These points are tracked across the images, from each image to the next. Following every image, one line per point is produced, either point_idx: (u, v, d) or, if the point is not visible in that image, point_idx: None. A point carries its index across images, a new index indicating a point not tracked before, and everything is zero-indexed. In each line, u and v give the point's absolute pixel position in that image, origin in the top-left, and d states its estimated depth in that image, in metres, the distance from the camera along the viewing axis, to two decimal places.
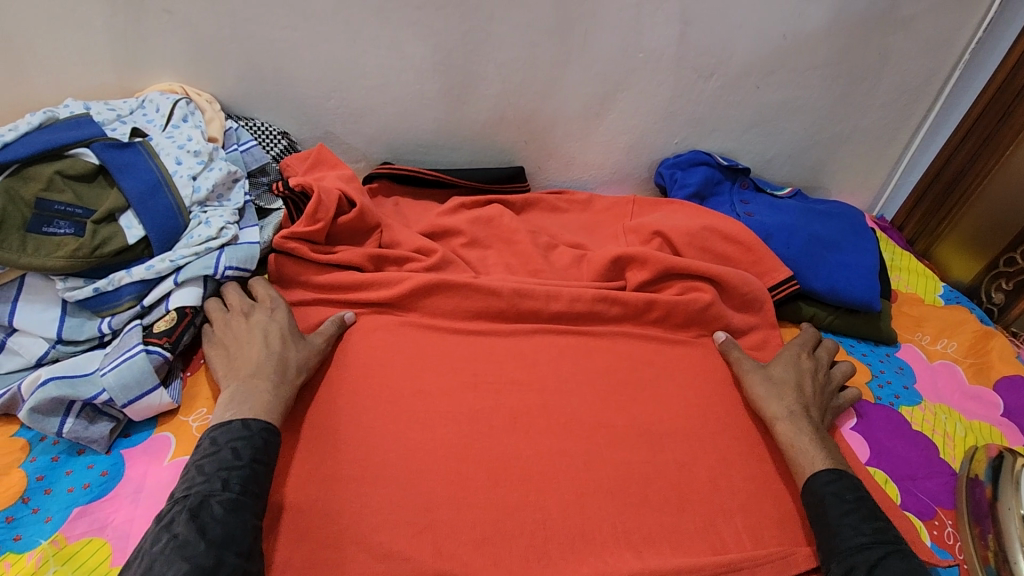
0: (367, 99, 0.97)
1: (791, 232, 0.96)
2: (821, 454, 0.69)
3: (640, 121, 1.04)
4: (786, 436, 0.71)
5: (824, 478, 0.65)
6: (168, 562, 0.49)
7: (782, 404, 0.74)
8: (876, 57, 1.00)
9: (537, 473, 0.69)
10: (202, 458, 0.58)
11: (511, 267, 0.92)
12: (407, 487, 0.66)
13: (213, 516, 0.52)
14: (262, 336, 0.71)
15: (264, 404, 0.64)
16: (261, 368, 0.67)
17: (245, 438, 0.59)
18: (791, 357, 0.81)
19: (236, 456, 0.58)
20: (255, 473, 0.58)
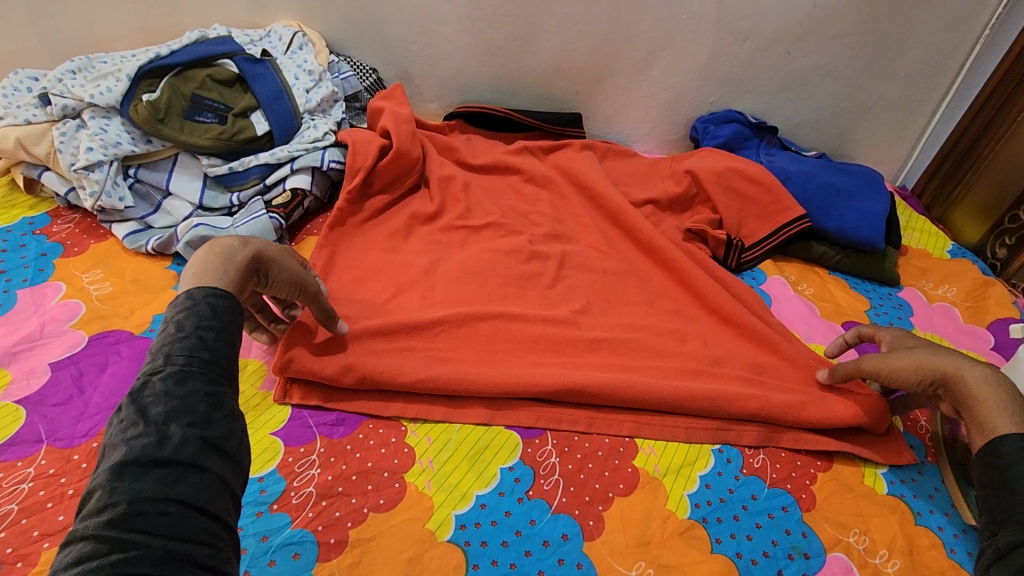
0: (445, 45, 1.14)
1: (809, 179, 1.07)
2: (1015, 408, 0.61)
3: (680, 78, 1.18)
4: (975, 385, 0.63)
5: (1018, 443, 0.56)
6: (109, 443, 0.42)
7: (953, 357, 0.67)
8: (901, 28, 1.10)
9: (568, 340, 0.83)
10: (157, 341, 0.50)
11: (557, 193, 1.07)
12: (461, 336, 0.81)
13: (153, 391, 0.44)
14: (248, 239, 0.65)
15: (228, 269, 0.55)
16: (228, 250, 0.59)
17: (186, 307, 0.50)
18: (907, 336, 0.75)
19: (178, 327, 0.48)
20: (201, 340, 0.48)
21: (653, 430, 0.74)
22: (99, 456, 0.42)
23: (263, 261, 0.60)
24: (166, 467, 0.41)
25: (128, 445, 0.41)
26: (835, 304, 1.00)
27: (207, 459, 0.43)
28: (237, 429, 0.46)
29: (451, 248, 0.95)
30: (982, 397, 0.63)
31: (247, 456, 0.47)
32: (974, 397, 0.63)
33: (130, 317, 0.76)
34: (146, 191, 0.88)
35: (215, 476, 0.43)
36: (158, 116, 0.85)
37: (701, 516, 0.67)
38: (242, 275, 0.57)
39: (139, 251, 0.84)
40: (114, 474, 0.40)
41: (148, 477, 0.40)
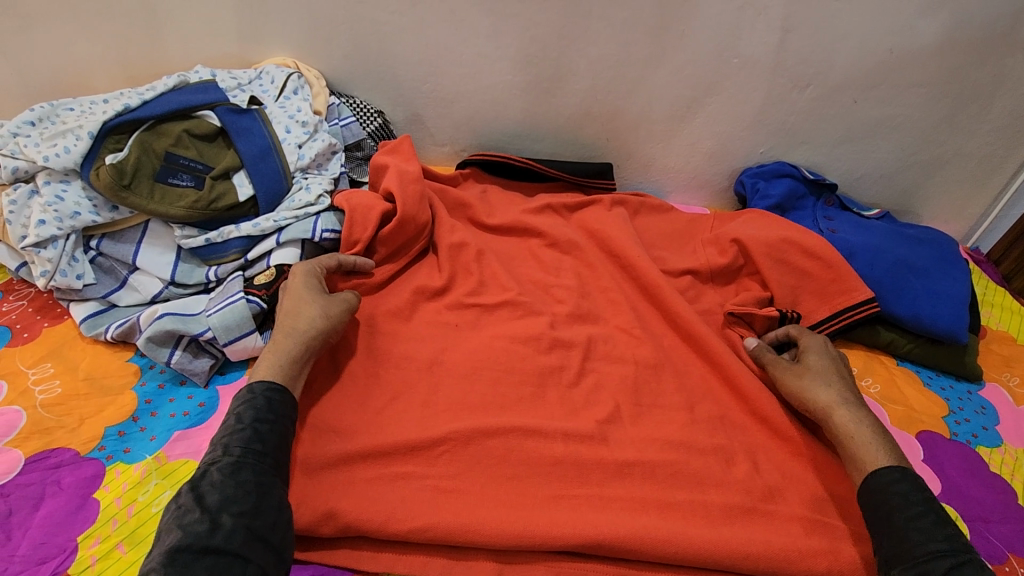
0: (460, 85, 1.01)
1: (877, 254, 0.92)
2: (884, 446, 0.66)
3: (725, 127, 1.04)
4: (842, 425, 0.69)
5: (888, 476, 0.63)
6: (170, 530, 0.51)
7: (833, 393, 0.72)
8: (991, 78, 0.95)
9: (593, 461, 0.71)
10: (218, 430, 0.60)
11: (582, 261, 0.95)
12: (468, 456, 0.69)
13: (212, 482, 0.53)
14: (283, 299, 0.72)
15: (272, 362, 0.64)
16: (281, 339, 0.66)
17: (246, 401, 0.60)
18: (820, 350, 0.78)
19: (237, 420, 0.58)
20: (256, 433, 0.58)
21: None
22: (161, 539, 0.51)
23: (313, 342, 0.67)
24: (215, 555, 0.49)
25: (185, 531, 0.50)
26: (907, 405, 0.85)
27: (251, 550, 0.51)
28: (280, 520, 0.54)
29: (460, 332, 0.83)
30: (850, 445, 0.68)
31: (286, 548, 0.54)
32: (844, 437, 0.68)
33: (78, 430, 0.65)
34: (110, 264, 0.77)
35: (257, 564, 0.51)
36: (123, 182, 0.73)
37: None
38: (294, 366, 0.65)
39: (99, 339, 0.73)
40: (169, 562, 0.48)
41: (196, 564, 0.48)
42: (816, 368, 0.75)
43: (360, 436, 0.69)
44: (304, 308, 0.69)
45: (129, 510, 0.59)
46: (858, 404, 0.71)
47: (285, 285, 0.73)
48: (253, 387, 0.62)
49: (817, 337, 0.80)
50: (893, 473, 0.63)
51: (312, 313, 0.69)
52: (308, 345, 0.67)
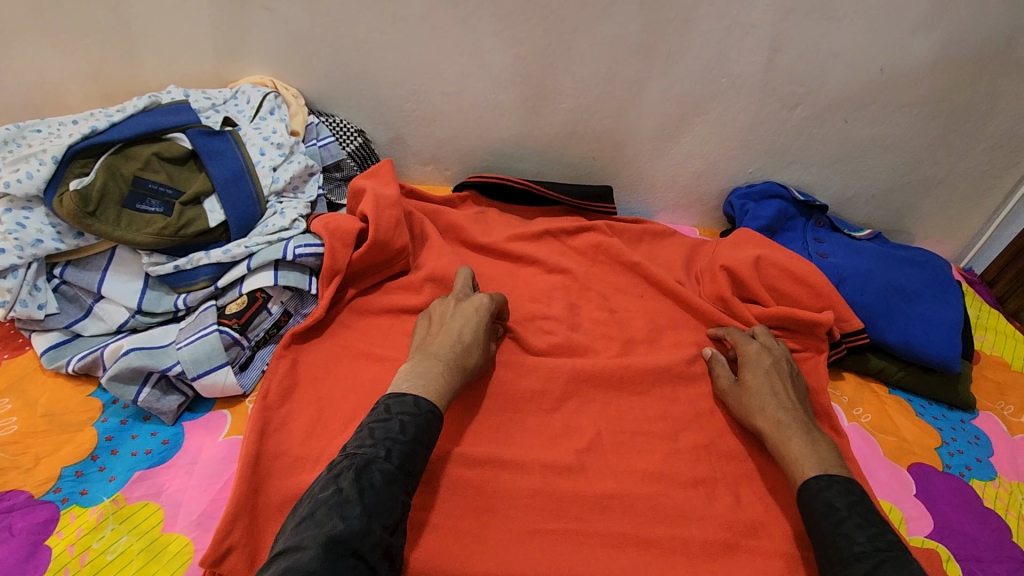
0: (443, 104, 0.99)
1: (868, 279, 0.90)
2: (814, 455, 0.67)
3: (714, 147, 1.02)
4: (773, 445, 0.70)
5: (816, 484, 0.63)
6: (328, 513, 0.51)
7: (766, 409, 0.73)
8: (984, 98, 0.93)
9: (571, 494, 0.69)
10: (375, 422, 0.60)
11: (566, 285, 0.93)
12: (441, 491, 0.67)
13: (375, 484, 0.54)
14: (450, 321, 0.75)
15: (438, 375, 0.67)
16: (446, 350, 0.70)
17: (413, 413, 0.61)
18: (757, 362, 0.78)
19: (402, 429, 0.59)
20: (414, 450, 0.59)
21: None
22: (308, 514, 0.51)
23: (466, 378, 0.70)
24: (359, 561, 0.49)
25: (342, 522, 0.50)
26: (899, 436, 0.83)
27: (381, 567, 0.52)
28: (401, 545, 0.55)
29: None
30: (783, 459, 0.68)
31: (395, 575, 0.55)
32: (779, 457, 0.69)
33: (33, 470, 0.62)
34: (74, 293, 0.75)
35: None
36: (87, 209, 0.70)
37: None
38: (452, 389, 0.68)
39: (60, 371, 0.71)
40: (325, 549, 0.48)
41: (344, 563, 0.48)
42: (757, 384, 0.75)
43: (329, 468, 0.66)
44: (475, 347, 0.73)
45: (82, 558, 0.56)
46: (792, 414, 0.72)
47: (456, 307, 0.77)
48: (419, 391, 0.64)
49: (752, 342, 0.81)
50: (820, 482, 0.63)
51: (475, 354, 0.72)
52: (463, 374, 0.70)
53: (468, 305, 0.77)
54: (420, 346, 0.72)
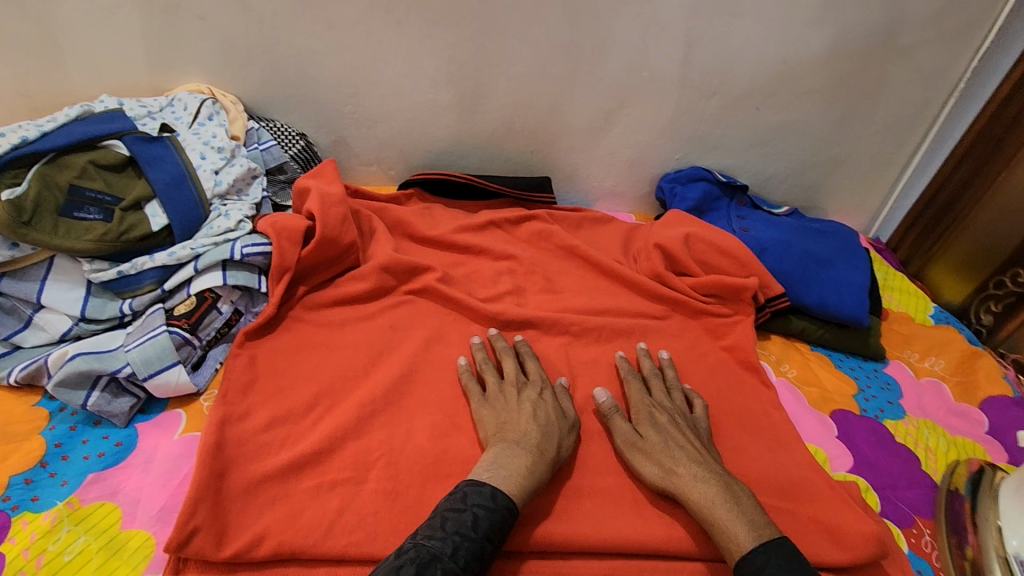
0: (383, 106, 1.02)
1: (785, 248, 0.99)
2: (742, 516, 0.63)
3: (641, 137, 1.09)
4: (697, 505, 0.65)
5: (757, 557, 0.59)
6: None
7: (679, 466, 0.68)
8: (874, 83, 1.03)
9: None
10: (450, 511, 0.58)
11: (513, 271, 0.98)
12: (401, 468, 0.69)
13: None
14: (522, 406, 0.72)
15: (526, 462, 0.65)
16: (529, 437, 0.68)
17: (488, 508, 0.59)
18: (655, 419, 0.74)
19: (474, 525, 0.57)
20: (484, 551, 0.56)
21: None
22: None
23: (553, 466, 0.68)
24: None
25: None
26: (821, 387, 0.91)
27: None
28: None
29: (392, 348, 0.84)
30: (711, 525, 0.63)
31: None
32: (705, 519, 0.64)
33: None
34: (13, 304, 0.73)
35: None
36: (22, 219, 0.69)
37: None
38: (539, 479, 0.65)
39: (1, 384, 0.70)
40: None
41: None
42: (658, 443, 0.71)
43: (289, 454, 0.67)
44: (556, 434, 0.70)
45: (39, 562, 0.56)
46: (705, 468, 0.68)
47: (522, 389, 0.75)
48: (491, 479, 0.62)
49: (644, 398, 0.78)
50: (760, 556, 0.58)
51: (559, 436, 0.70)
52: (549, 464, 0.67)
53: (535, 393, 0.74)
54: (496, 433, 0.70)
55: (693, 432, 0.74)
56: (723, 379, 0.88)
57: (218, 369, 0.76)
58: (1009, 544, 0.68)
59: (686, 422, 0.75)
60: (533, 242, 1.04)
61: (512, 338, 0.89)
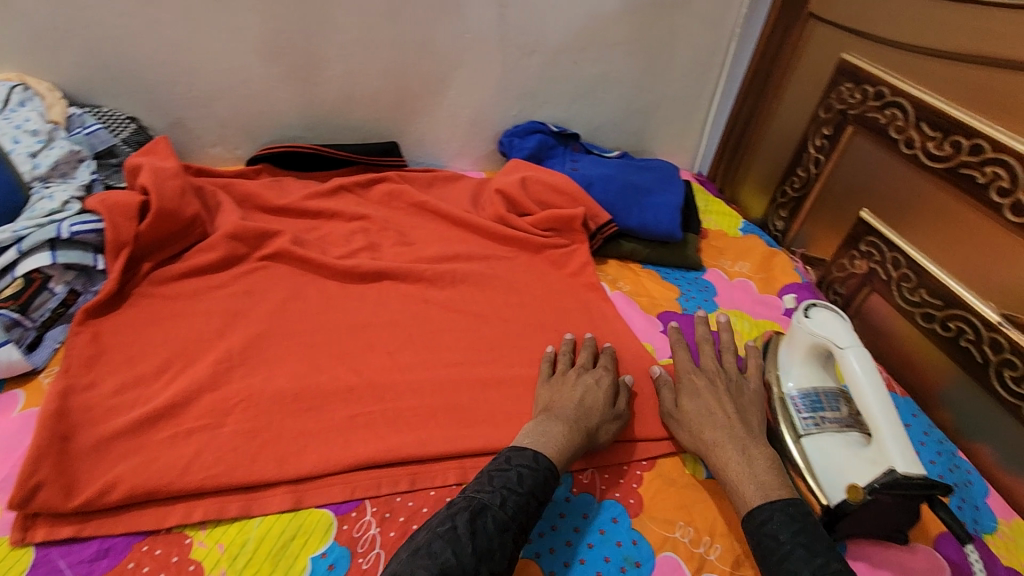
0: (217, 83, 1.04)
1: (608, 181, 1.12)
2: (754, 479, 0.67)
3: (478, 97, 1.18)
4: (717, 468, 0.71)
5: (759, 516, 0.63)
6: (443, 547, 0.55)
7: (705, 432, 0.74)
8: (668, 33, 1.18)
9: (384, 384, 0.78)
10: (496, 470, 0.64)
11: (367, 230, 1.03)
12: (259, 408, 0.73)
13: (488, 530, 0.57)
14: (573, 389, 0.77)
15: (563, 436, 0.69)
16: (572, 413, 0.73)
17: (529, 467, 0.64)
18: (695, 387, 0.79)
19: (517, 482, 0.62)
20: (528, 504, 0.62)
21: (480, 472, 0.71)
22: (424, 544, 0.56)
23: (587, 438, 0.72)
24: None
25: (453, 558, 0.54)
26: (650, 296, 1.04)
27: None
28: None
29: (248, 309, 0.86)
30: (731, 486, 0.69)
31: None
32: (723, 480, 0.70)
33: None
34: None
35: None
36: None
37: (533, 552, 0.66)
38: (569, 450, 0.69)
39: None
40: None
41: None
42: (693, 410, 0.77)
43: (140, 411, 0.69)
44: (597, 413, 0.74)
45: None
46: (730, 433, 0.73)
47: (574, 376, 0.80)
48: (529, 447, 0.67)
49: (690, 366, 0.83)
50: (764, 512, 0.63)
51: (596, 413, 0.74)
52: (584, 438, 0.72)
53: (593, 378, 0.79)
54: (543, 407, 0.76)
55: (735, 400, 0.78)
56: (566, 299, 0.99)
57: (58, 348, 0.75)
58: (785, 385, 0.83)
59: (726, 387, 0.80)
60: (386, 202, 1.10)
61: (369, 287, 0.94)
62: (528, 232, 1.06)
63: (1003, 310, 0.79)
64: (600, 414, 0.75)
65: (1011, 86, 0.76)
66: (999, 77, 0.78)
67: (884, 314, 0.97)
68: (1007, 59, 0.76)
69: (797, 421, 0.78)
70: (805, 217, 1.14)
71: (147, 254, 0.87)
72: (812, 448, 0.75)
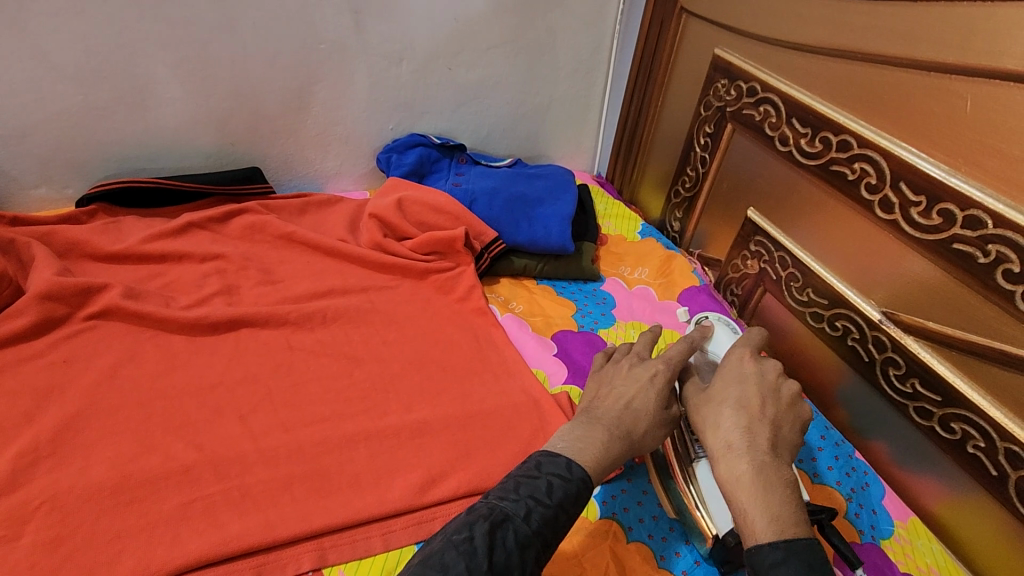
0: (26, 115, 0.89)
1: (493, 195, 1.05)
2: (767, 504, 0.55)
3: (347, 111, 1.08)
4: (724, 481, 0.59)
5: (764, 555, 0.51)
6: (454, 561, 0.48)
7: (722, 434, 0.62)
8: (544, 33, 1.12)
9: (230, 457, 0.68)
10: (524, 477, 0.57)
11: (223, 271, 0.91)
12: (69, 507, 0.61)
13: (509, 545, 0.50)
14: (621, 387, 0.69)
15: (601, 445, 0.62)
16: (614, 419, 0.65)
17: (562, 479, 0.57)
18: (738, 375, 0.67)
19: (548, 493, 0.55)
20: (557, 520, 0.54)
21: (343, 551, 0.62)
22: (434, 553, 0.49)
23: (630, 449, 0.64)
24: None
25: (466, 572, 0.47)
26: (545, 315, 0.98)
27: None
28: None
29: (68, 381, 0.73)
30: (735, 502, 0.57)
31: None
32: (729, 497, 0.58)
33: None
34: None
35: None
36: None
37: None
38: (610, 463, 0.62)
39: None
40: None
41: None
42: (722, 400, 0.65)
43: None
44: (645, 417, 0.66)
45: None
46: (750, 442, 0.60)
47: (633, 373, 0.70)
48: (562, 458, 0.59)
49: (747, 353, 0.70)
50: (773, 551, 0.51)
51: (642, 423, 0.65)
52: (628, 447, 0.64)
53: (647, 373, 0.70)
54: (587, 405, 0.69)
55: (781, 403, 0.65)
56: (453, 328, 0.91)
57: None
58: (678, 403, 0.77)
59: (772, 383, 0.67)
60: (248, 236, 0.98)
61: (223, 338, 0.83)
62: (409, 258, 0.98)
63: (884, 307, 0.77)
64: (650, 423, 0.66)
65: (869, 79, 0.74)
66: (858, 69, 0.76)
67: (780, 313, 0.95)
68: (863, 51, 0.75)
69: (689, 441, 0.72)
70: (699, 217, 1.10)
71: None
72: (703, 472, 0.68)
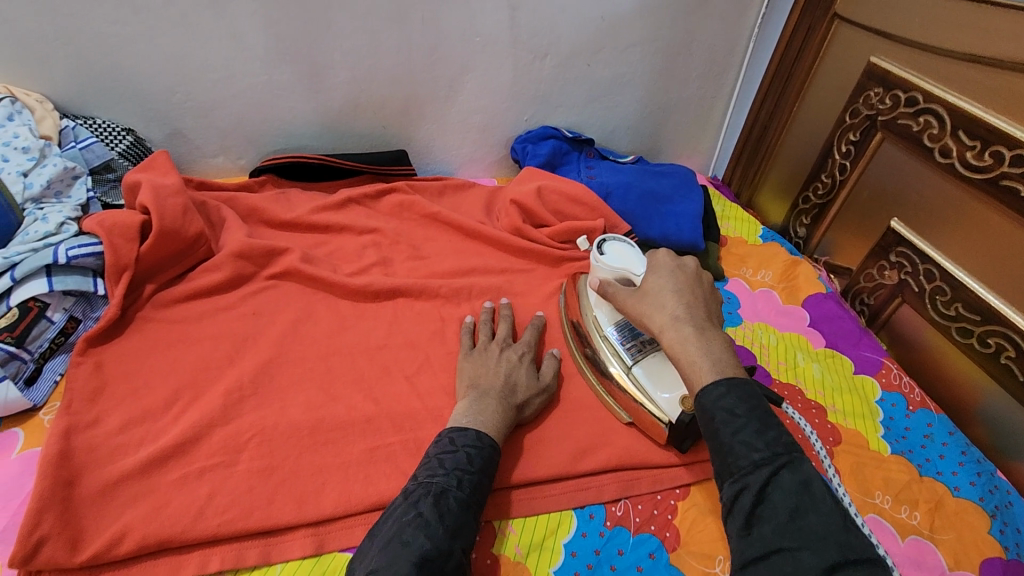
0: (217, 91, 0.99)
1: (627, 190, 1.09)
2: (710, 355, 0.55)
3: (490, 101, 1.13)
4: (670, 346, 0.58)
5: (714, 391, 0.52)
6: (414, 533, 0.53)
7: (664, 312, 0.61)
8: (685, 33, 1.13)
9: (405, 413, 0.74)
10: (443, 453, 0.62)
11: (378, 243, 0.99)
12: (274, 441, 0.69)
13: (452, 510, 0.56)
14: (499, 365, 0.76)
15: (476, 409, 0.68)
16: (496, 390, 0.72)
17: (477, 447, 0.63)
18: (660, 266, 0.67)
19: (469, 461, 0.61)
20: (480, 482, 0.61)
21: (508, 506, 0.69)
22: (394, 535, 0.53)
23: (512, 419, 0.71)
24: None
25: (428, 542, 0.52)
26: None
27: None
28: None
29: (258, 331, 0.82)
30: (681, 361, 0.57)
31: None
32: (675, 361, 0.58)
33: None
34: None
35: None
36: None
37: None
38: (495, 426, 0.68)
39: None
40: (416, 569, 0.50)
41: None
42: (649, 291, 0.65)
43: (148, 450, 0.65)
44: (522, 390, 0.74)
45: None
46: (691, 312, 0.60)
47: (506, 353, 0.78)
48: (449, 432, 0.65)
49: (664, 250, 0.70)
50: (718, 386, 0.52)
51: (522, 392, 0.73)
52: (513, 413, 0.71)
53: (516, 356, 0.78)
54: (469, 382, 0.74)
55: (711, 287, 0.66)
56: None
57: (58, 381, 0.73)
58: (601, 323, 0.80)
59: (696, 272, 0.67)
60: (396, 214, 1.05)
61: (383, 306, 0.90)
62: (545, 245, 1.02)
63: None
64: (524, 393, 0.74)
65: None
66: None
67: (917, 326, 0.94)
68: None
69: (623, 353, 0.76)
70: (829, 224, 1.10)
71: (150, 276, 0.83)
72: (646, 377, 0.73)
